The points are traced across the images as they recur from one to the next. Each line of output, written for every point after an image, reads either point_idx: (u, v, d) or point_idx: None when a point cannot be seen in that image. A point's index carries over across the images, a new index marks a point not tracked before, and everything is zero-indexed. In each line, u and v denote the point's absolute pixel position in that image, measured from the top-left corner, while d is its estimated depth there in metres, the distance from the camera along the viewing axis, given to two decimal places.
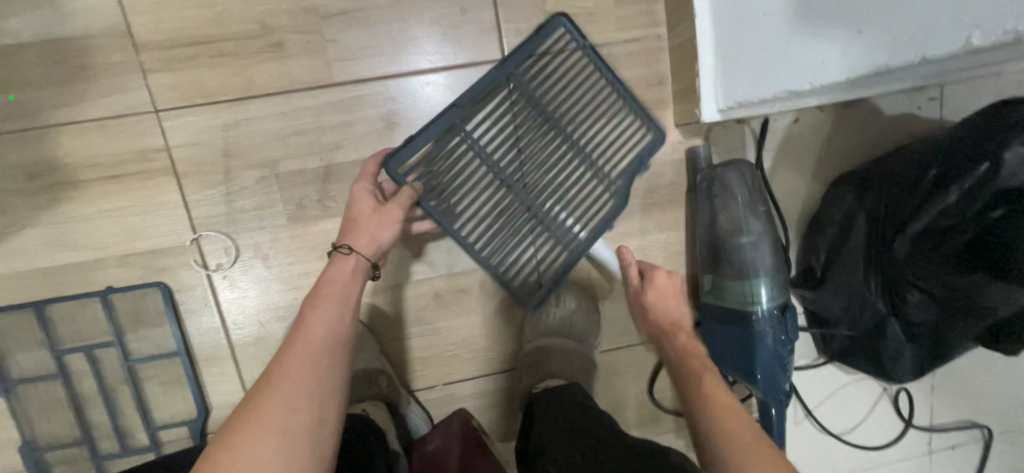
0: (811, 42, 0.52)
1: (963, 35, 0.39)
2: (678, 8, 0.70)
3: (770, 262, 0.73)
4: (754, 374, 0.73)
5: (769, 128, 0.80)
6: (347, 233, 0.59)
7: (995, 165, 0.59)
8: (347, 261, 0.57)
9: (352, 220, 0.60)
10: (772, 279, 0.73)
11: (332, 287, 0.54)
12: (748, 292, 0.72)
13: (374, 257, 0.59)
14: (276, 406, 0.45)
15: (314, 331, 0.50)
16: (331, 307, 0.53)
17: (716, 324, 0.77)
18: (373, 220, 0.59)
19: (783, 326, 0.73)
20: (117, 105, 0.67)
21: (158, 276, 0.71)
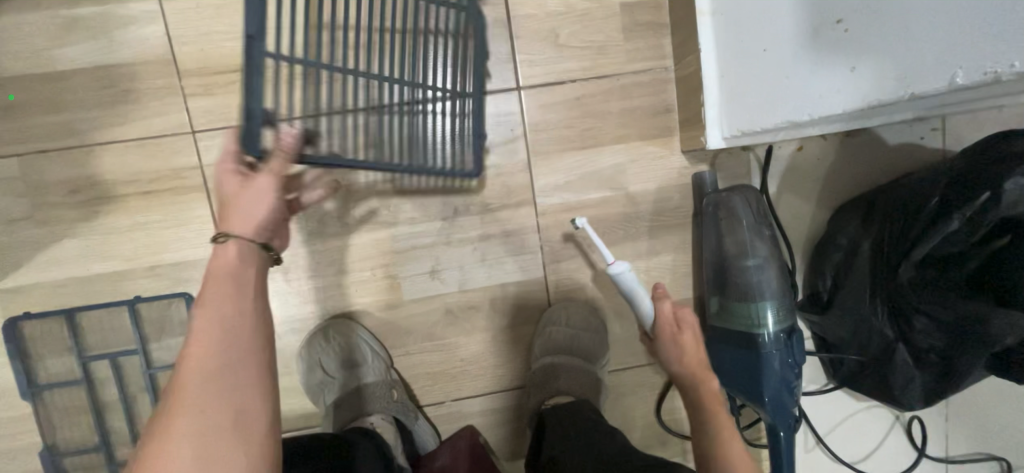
0: (807, 78, 0.54)
1: (948, 74, 0.42)
2: (685, 44, 0.74)
3: (776, 285, 0.74)
4: (761, 396, 0.73)
5: (773, 155, 0.83)
6: (225, 221, 0.48)
7: (995, 195, 0.60)
8: (228, 249, 0.47)
9: (223, 204, 0.49)
10: (778, 302, 0.74)
11: (221, 275, 0.46)
12: (754, 315, 0.73)
13: (263, 236, 0.49)
14: (192, 424, 0.39)
15: (207, 328, 0.43)
16: (222, 296, 0.44)
17: (724, 347, 0.77)
18: (245, 195, 0.48)
19: (791, 350, 0.73)
20: (158, 126, 0.71)
21: (183, 287, 0.74)
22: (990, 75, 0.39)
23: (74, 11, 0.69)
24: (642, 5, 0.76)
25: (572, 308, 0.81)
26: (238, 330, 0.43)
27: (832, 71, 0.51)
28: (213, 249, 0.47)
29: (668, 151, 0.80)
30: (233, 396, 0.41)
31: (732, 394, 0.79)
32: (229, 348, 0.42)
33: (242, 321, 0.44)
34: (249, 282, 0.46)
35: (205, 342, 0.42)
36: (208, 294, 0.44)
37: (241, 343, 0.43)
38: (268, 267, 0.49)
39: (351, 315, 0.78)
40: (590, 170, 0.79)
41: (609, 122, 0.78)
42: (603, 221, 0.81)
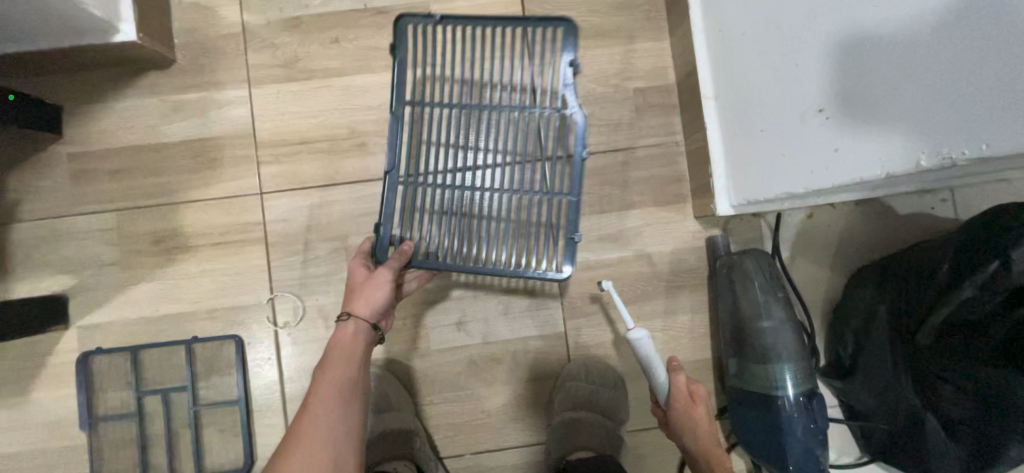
0: (800, 154, 0.61)
1: (914, 156, 0.48)
2: (693, 122, 0.82)
3: (794, 347, 0.76)
4: (786, 464, 0.73)
5: (783, 222, 0.87)
6: (348, 301, 0.67)
7: (1005, 263, 0.60)
8: (347, 325, 0.64)
9: (350, 287, 0.68)
10: (795, 365, 0.75)
11: (340, 348, 0.63)
12: (772, 377, 0.74)
13: (374, 318, 0.66)
14: (310, 449, 0.53)
15: (329, 383, 0.59)
16: (337, 366, 0.61)
17: (744, 410, 0.77)
18: (367, 284, 0.67)
19: (815, 418, 0.73)
20: (234, 188, 0.84)
21: (235, 330, 0.82)
22: (943, 160, 0.46)
23: (181, 95, 0.85)
24: (654, 89, 0.87)
25: (592, 364, 0.83)
26: (346, 391, 0.59)
27: (815, 149, 0.58)
28: (338, 324, 0.65)
29: (681, 216, 0.86)
30: (336, 442, 0.55)
31: (755, 461, 0.78)
32: (339, 404, 0.58)
33: (349, 386, 0.60)
34: (357, 355, 0.63)
35: (323, 399, 0.57)
36: (330, 362, 0.61)
37: (346, 403, 0.58)
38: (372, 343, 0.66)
39: (381, 361, 0.83)
40: (608, 232, 0.86)
41: (625, 189, 0.86)
42: (621, 280, 0.85)
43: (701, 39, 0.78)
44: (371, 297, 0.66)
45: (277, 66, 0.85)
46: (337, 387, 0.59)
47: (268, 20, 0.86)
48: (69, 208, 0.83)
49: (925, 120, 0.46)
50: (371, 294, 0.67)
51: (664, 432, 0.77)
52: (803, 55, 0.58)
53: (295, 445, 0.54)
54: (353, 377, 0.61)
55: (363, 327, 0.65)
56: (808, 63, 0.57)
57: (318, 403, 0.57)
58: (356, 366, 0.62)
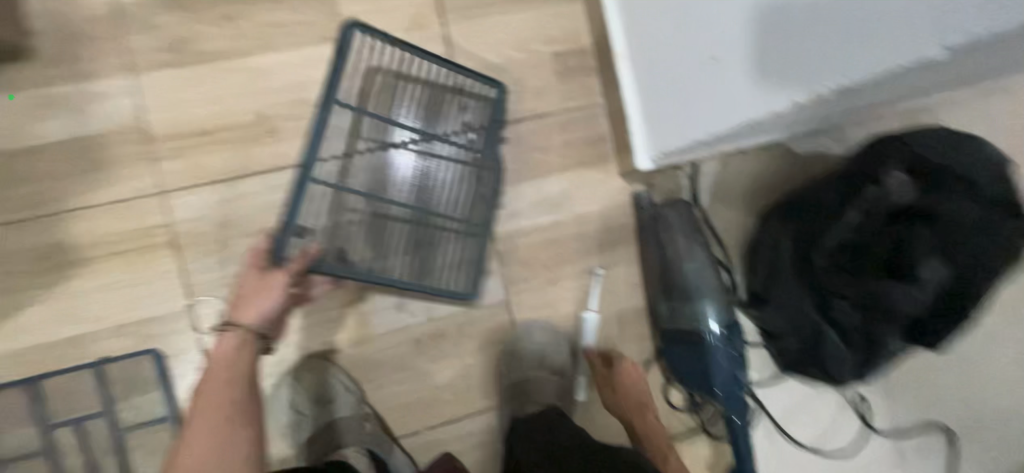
0: (702, 102, 0.65)
1: (792, 94, 0.54)
2: (610, 83, 0.85)
3: (713, 284, 0.84)
4: (714, 389, 0.84)
5: (699, 172, 0.93)
6: (236, 310, 0.64)
7: (880, 187, 0.73)
8: (228, 338, 0.61)
9: (240, 297, 0.65)
10: (715, 300, 0.84)
11: (218, 366, 0.59)
12: (697, 315, 0.84)
13: (261, 326, 0.63)
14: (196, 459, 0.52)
15: (209, 392, 0.57)
16: (217, 382, 0.57)
17: (678, 347, 0.86)
18: (257, 291, 0.64)
19: (727, 345, 0.84)
20: (127, 189, 0.75)
21: (152, 343, 0.76)
22: (813, 95, 0.52)
23: (46, 90, 0.74)
24: (571, 53, 0.88)
25: (536, 326, 0.86)
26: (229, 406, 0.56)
27: (711, 96, 0.63)
28: (222, 335, 0.62)
29: (607, 175, 0.89)
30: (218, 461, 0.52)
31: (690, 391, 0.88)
32: (219, 422, 0.54)
33: (231, 401, 0.56)
34: (238, 368, 0.59)
35: (199, 421, 0.54)
36: (208, 382, 0.58)
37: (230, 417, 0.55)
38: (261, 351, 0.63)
39: (323, 353, 0.80)
40: (540, 198, 0.87)
41: (552, 153, 0.88)
42: (557, 242, 0.88)
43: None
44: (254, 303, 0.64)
45: (161, 49, 0.76)
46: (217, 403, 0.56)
47: None
48: None
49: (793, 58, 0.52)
50: (256, 302, 0.64)
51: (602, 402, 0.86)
52: (692, 7, 0.62)
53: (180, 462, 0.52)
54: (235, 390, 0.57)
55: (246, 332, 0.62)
56: (696, 13, 0.61)
57: (195, 427, 0.54)
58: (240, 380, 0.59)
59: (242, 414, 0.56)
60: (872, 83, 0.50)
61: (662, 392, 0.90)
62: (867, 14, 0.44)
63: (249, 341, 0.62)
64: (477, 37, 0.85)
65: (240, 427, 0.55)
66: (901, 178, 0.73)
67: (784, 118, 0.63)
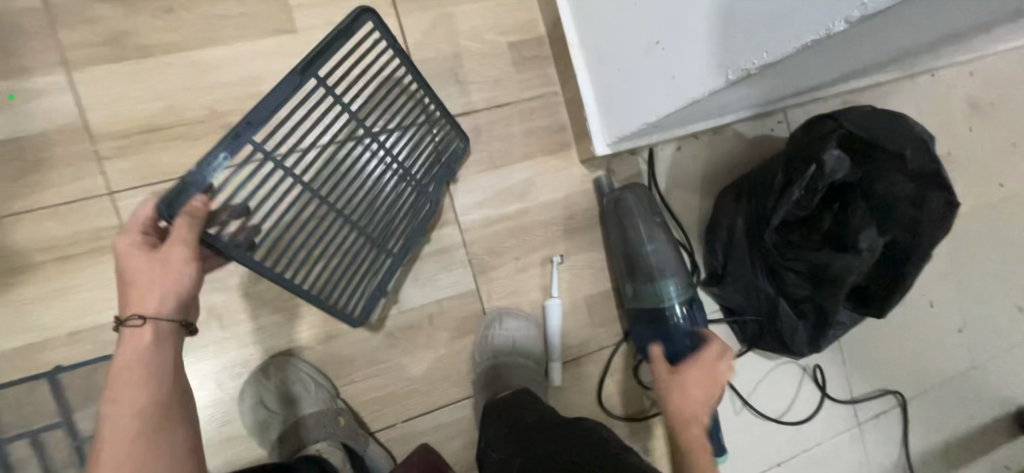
0: (649, 85, 0.67)
1: (722, 74, 0.54)
2: (566, 72, 0.87)
3: (672, 263, 0.86)
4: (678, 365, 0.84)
5: (657, 157, 0.97)
6: (128, 301, 0.48)
7: (819, 164, 0.78)
8: (142, 331, 0.48)
9: (128, 283, 0.49)
10: (676, 279, 0.86)
11: (130, 363, 0.47)
12: (658, 292, 0.85)
13: (176, 311, 0.50)
14: None
15: (128, 413, 0.46)
16: (134, 385, 0.47)
17: (642, 326, 0.87)
18: (156, 272, 0.48)
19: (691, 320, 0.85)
20: (74, 191, 0.73)
21: (109, 349, 0.73)
22: (741, 72, 0.52)
23: None
24: (528, 42, 0.89)
25: (506, 312, 0.88)
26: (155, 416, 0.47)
27: (660, 78, 0.64)
28: (124, 327, 0.48)
29: (569, 163, 0.91)
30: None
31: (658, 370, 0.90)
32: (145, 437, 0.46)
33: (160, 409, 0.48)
34: (162, 367, 0.49)
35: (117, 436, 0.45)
36: (119, 386, 0.46)
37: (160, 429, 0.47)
38: (185, 340, 0.51)
39: (292, 351, 0.79)
40: (504, 187, 0.89)
41: (514, 142, 0.89)
42: (523, 230, 0.90)
43: None
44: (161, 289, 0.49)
45: (102, 45, 0.74)
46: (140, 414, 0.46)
47: None
48: None
49: (723, 35, 0.52)
50: (158, 288, 0.48)
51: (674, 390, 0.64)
52: None
53: None
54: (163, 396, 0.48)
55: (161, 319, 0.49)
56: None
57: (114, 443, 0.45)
58: (167, 382, 0.49)
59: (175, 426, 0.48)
60: (797, 59, 0.50)
61: (632, 372, 0.93)
62: None
63: (168, 329, 0.49)
64: (432, 28, 0.85)
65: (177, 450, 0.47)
66: (835, 156, 0.77)
67: (728, 96, 0.65)
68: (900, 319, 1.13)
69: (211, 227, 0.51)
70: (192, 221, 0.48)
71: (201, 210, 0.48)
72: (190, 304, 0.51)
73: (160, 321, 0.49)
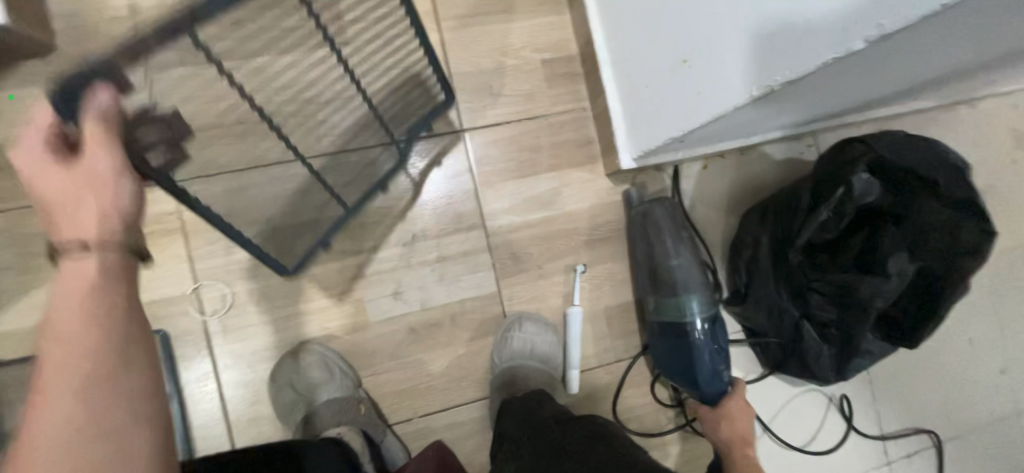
0: (676, 101, 0.69)
1: (747, 89, 0.56)
2: (595, 88, 0.90)
3: (696, 279, 0.86)
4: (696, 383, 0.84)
5: (683, 174, 0.98)
6: (61, 224, 0.39)
7: (848, 188, 0.78)
8: (82, 262, 0.37)
9: (54, 202, 0.39)
10: (698, 294, 0.86)
11: (68, 297, 0.36)
12: (680, 307, 0.85)
13: (116, 231, 0.39)
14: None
15: (56, 369, 0.34)
16: (63, 325, 0.35)
17: (660, 339, 0.87)
18: (76, 182, 0.39)
19: (712, 335, 0.84)
20: None
21: (158, 324, 0.80)
22: (766, 89, 0.54)
23: None
24: (560, 60, 0.94)
25: (525, 316, 0.90)
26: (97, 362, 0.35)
27: (687, 94, 0.67)
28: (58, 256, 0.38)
29: (594, 175, 0.94)
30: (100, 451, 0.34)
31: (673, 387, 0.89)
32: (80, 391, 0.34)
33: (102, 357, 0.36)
34: (110, 296, 0.37)
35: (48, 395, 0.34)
36: (53, 330, 0.35)
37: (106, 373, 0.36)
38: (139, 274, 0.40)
39: (321, 338, 0.84)
40: (529, 195, 0.92)
41: (542, 153, 0.93)
42: (546, 238, 0.92)
43: (591, 9, 0.86)
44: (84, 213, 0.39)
45: None
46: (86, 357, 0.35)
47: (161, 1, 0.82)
48: None
49: (747, 54, 0.54)
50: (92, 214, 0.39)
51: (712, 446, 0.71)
52: (664, 12, 0.66)
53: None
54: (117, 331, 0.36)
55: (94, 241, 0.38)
56: (670, 19, 0.65)
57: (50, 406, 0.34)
58: (107, 319, 0.36)
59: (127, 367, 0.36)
60: (821, 77, 0.51)
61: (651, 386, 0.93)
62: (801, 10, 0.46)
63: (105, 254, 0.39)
64: (470, 44, 0.91)
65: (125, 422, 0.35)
66: (864, 179, 0.78)
67: (754, 114, 0.66)
68: (935, 354, 1.08)
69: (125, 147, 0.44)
70: (105, 123, 0.40)
71: (112, 109, 0.40)
72: (138, 231, 0.41)
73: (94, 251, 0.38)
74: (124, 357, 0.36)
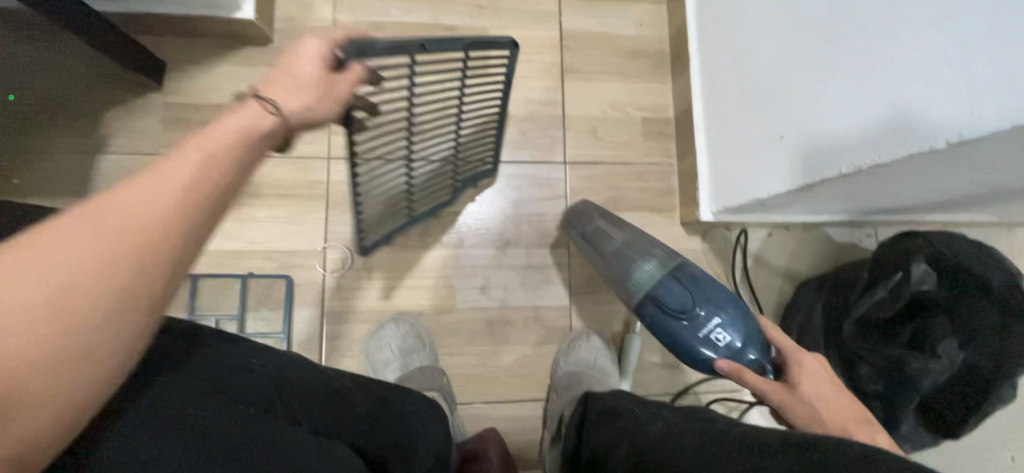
0: (765, 170, 0.83)
1: (837, 167, 0.69)
2: (686, 148, 1.05)
3: (643, 248, 0.80)
4: (696, 353, 0.71)
5: (748, 237, 1.09)
6: (269, 86, 0.47)
7: (906, 273, 0.86)
8: (252, 112, 0.44)
9: (277, 79, 0.48)
10: (651, 260, 0.78)
11: (150, 181, 0.35)
12: (640, 282, 0.77)
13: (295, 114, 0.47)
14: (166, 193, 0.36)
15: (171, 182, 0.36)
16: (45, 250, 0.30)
17: (655, 320, 0.75)
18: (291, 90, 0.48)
19: (679, 302, 0.72)
20: (305, 149, 0.97)
21: (288, 271, 0.94)
22: (854, 168, 0.66)
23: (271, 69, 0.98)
24: (658, 120, 1.09)
25: (593, 332, 1.00)
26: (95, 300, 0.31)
27: (779, 164, 0.80)
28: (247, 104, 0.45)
29: (670, 222, 1.06)
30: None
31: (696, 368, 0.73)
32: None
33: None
34: (199, 204, 0.37)
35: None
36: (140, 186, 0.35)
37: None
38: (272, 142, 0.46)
39: (413, 312, 0.96)
40: None
41: (629, 195, 1.06)
42: None
43: (696, 85, 1.03)
44: (301, 82, 0.48)
45: None
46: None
47: (356, 19, 1.01)
48: (155, 148, 0.94)
49: (841, 140, 0.68)
50: (321, 100, 0.50)
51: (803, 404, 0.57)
52: (768, 97, 0.81)
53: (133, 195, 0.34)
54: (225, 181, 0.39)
55: (267, 132, 0.45)
56: (774, 102, 0.80)
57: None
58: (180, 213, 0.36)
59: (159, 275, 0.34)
60: (899, 169, 0.64)
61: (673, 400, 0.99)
62: (890, 113, 0.60)
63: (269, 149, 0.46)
64: (587, 95, 1.08)
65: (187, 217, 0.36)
66: (922, 268, 0.86)
67: (835, 191, 0.78)
68: None
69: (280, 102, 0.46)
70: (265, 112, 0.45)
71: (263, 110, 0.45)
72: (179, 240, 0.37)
73: (276, 123, 0.45)
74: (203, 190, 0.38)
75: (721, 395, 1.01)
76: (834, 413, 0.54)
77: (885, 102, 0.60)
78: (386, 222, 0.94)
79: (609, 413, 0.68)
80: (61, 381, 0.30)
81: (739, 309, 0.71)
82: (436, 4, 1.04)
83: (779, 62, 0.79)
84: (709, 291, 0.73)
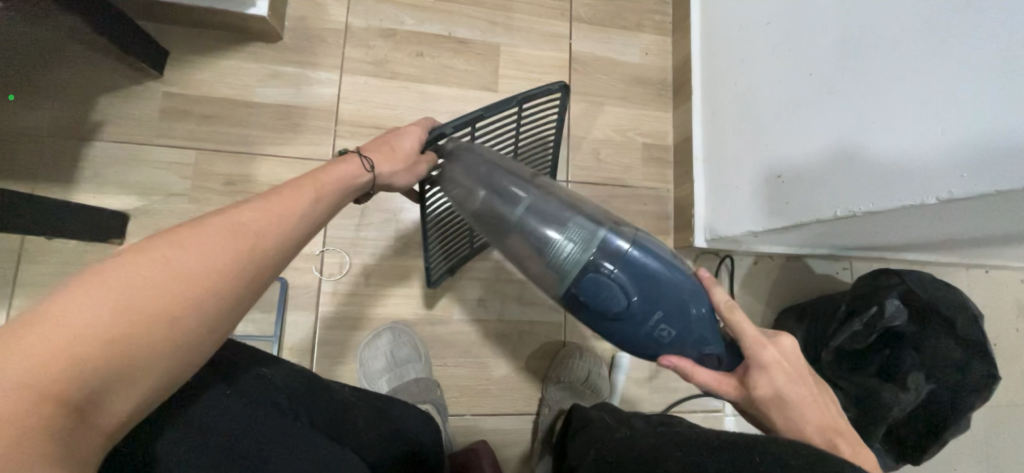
0: (762, 204, 0.87)
1: (832, 209, 0.73)
2: (683, 176, 1.08)
3: (552, 211, 0.58)
4: (647, 351, 0.60)
5: (736, 264, 1.14)
6: (371, 148, 0.58)
7: (880, 307, 0.91)
8: (353, 164, 0.54)
9: (380, 141, 0.59)
10: (565, 237, 0.57)
11: (229, 237, 0.40)
12: (558, 275, 0.57)
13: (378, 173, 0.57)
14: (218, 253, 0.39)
15: (260, 236, 0.42)
16: (169, 253, 0.37)
17: (586, 316, 0.59)
18: (384, 154, 0.58)
19: (612, 301, 0.56)
20: (308, 151, 0.95)
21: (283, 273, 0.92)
22: (849, 212, 0.71)
23: (278, 67, 0.97)
24: (658, 147, 1.13)
25: (586, 348, 1.00)
26: (183, 305, 0.36)
27: (775, 200, 0.84)
28: (349, 158, 0.55)
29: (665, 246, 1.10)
30: (91, 390, 0.32)
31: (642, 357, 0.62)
32: (51, 384, 0.30)
33: (62, 377, 0.31)
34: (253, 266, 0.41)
35: (107, 281, 0.33)
36: (203, 237, 0.39)
37: (95, 398, 0.32)
38: (353, 192, 0.54)
39: (409, 322, 0.95)
40: None
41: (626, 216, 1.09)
42: None
43: (698, 115, 1.07)
44: (396, 154, 0.59)
45: (368, 63, 1.00)
46: (67, 336, 0.31)
47: (368, 25, 1.01)
48: (151, 138, 0.91)
49: (838, 185, 0.72)
50: (404, 172, 0.60)
51: (774, 416, 0.52)
52: (766, 132, 0.86)
53: (200, 236, 0.39)
54: (309, 222, 0.47)
55: (358, 186, 0.54)
56: (773, 141, 0.84)
57: (42, 330, 0.31)
58: (212, 286, 0.38)
59: (240, 295, 0.40)
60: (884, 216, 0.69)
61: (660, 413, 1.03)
62: (887, 162, 0.64)
63: (352, 199, 0.55)
64: (591, 117, 1.11)
65: (223, 291, 0.38)
66: (895, 304, 0.91)
67: (825, 229, 0.82)
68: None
69: (377, 166, 0.56)
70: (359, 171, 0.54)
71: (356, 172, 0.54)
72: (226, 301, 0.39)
73: (369, 176, 0.55)
74: (252, 277, 0.41)
75: (701, 411, 1.05)
76: (801, 423, 0.50)
77: (880, 151, 0.65)
78: (443, 262, 0.92)
79: (602, 428, 0.65)
80: (161, 367, 0.35)
81: (684, 293, 0.57)
82: (450, 16, 1.05)
83: (780, 105, 0.83)
84: (634, 273, 0.56)
